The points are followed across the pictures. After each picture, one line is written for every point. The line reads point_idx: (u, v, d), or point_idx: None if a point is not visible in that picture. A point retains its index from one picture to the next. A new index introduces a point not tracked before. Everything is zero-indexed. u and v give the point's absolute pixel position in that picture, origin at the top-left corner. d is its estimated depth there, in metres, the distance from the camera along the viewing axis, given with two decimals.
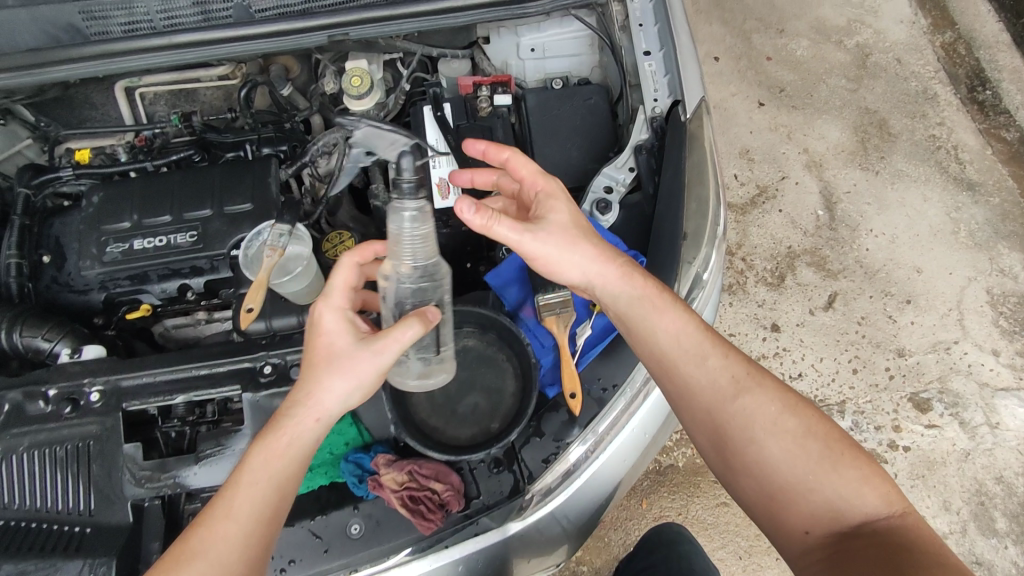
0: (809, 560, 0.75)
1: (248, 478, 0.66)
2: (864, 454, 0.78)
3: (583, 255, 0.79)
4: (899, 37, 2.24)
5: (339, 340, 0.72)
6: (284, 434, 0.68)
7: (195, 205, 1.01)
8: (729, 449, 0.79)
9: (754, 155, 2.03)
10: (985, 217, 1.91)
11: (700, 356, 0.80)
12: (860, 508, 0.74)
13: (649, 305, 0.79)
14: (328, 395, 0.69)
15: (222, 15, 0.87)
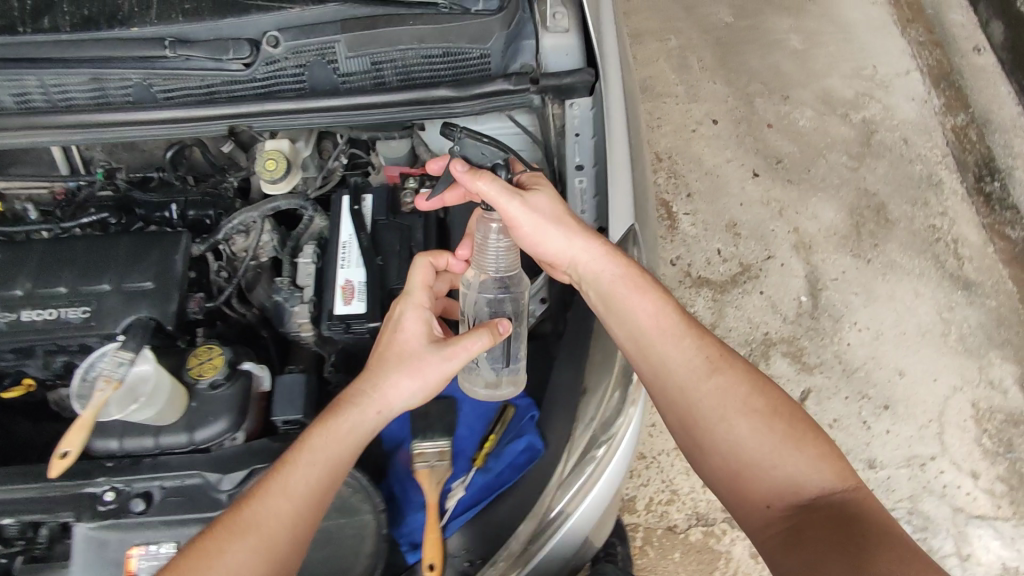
0: (768, 536, 0.71)
1: (309, 458, 0.67)
2: (823, 434, 0.75)
3: (569, 224, 0.80)
4: (908, 115, 2.13)
5: (411, 336, 0.75)
6: (348, 423, 0.69)
7: (93, 279, 0.95)
8: (698, 428, 0.76)
9: (740, 230, 1.93)
10: (979, 321, 1.79)
11: (676, 336, 0.77)
12: (818, 483, 0.71)
13: (636, 285, 0.79)
14: (395, 390, 0.71)
15: (121, 97, 0.82)
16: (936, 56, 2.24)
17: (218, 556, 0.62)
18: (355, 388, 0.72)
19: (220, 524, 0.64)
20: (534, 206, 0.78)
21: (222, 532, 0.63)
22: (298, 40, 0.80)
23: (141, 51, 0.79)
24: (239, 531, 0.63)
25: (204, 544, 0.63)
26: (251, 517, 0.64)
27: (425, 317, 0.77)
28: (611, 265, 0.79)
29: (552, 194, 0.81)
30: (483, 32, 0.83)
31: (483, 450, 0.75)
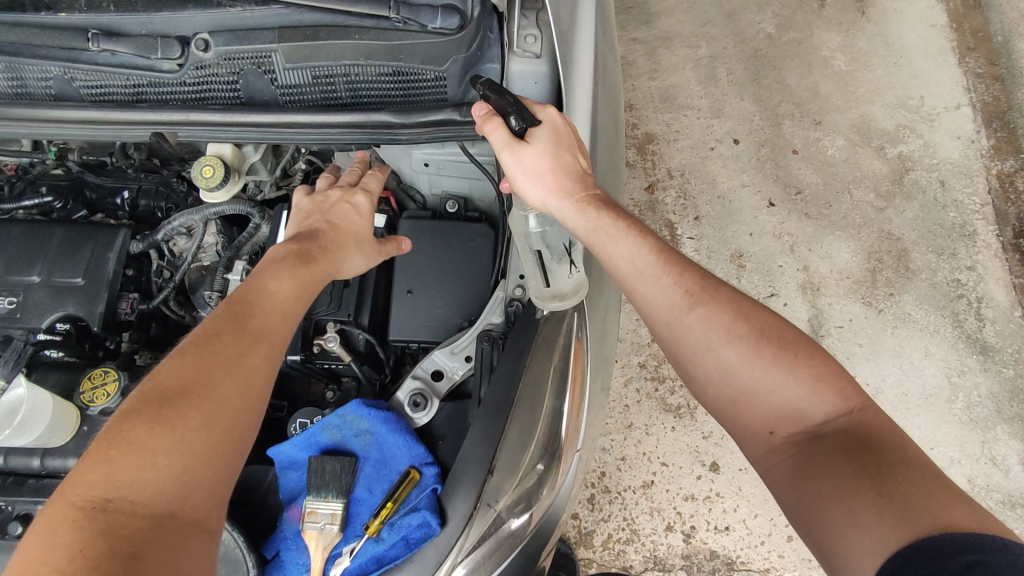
0: (773, 464, 0.66)
1: (293, 282, 0.71)
2: (825, 353, 0.69)
3: (554, 184, 0.71)
4: (950, 156, 1.96)
5: (361, 225, 0.83)
6: (319, 272, 0.75)
7: (22, 269, 0.91)
8: (688, 360, 0.72)
9: (746, 261, 1.82)
10: (990, 391, 1.67)
11: (654, 275, 0.71)
12: (822, 405, 0.66)
13: (603, 235, 0.71)
14: (353, 265, 0.79)
15: (41, 88, 0.80)
16: (994, 91, 2.04)
17: (232, 350, 0.62)
18: (318, 247, 0.76)
19: (217, 329, 0.63)
20: (517, 160, 0.71)
21: (224, 334, 0.63)
22: (229, 46, 0.75)
23: (62, 40, 0.75)
24: (246, 334, 0.64)
25: (211, 344, 0.61)
26: (254, 323, 0.66)
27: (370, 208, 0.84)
28: (580, 223, 0.72)
29: (552, 140, 0.72)
30: (435, 55, 0.77)
31: (377, 519, 0.66)
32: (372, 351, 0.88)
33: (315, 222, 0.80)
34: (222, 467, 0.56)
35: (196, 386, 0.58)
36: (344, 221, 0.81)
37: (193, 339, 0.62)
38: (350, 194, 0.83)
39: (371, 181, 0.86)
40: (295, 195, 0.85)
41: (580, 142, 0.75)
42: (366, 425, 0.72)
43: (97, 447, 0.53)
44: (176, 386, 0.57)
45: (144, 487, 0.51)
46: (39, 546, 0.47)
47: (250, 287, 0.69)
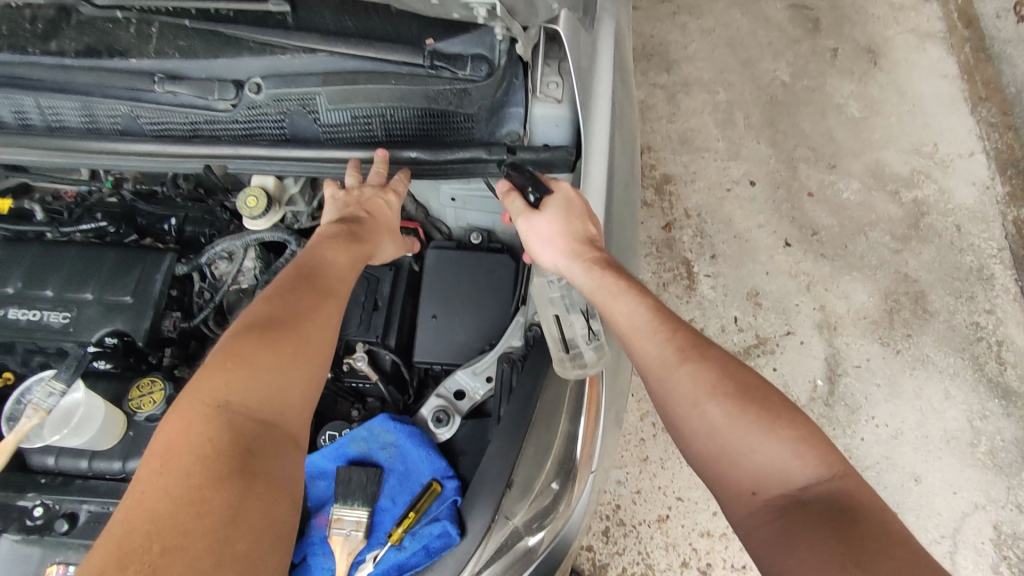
0: (754, 525, 0.68)
1: (349, 254, 0.85)
2: (805, 417, 0.72)
3: (565, 246, 0.81)
4: (965, 202, 1.98)
5: (394, 219, 0.90)
6: (365, 250, 0.86)
7: (77, 287, 0.98)
8: (675, 415, 0.75)
9: (762, 299, 1.84)
10: (1013, 436, 1.65)
11: (650, 332, 0.77)
12: (802, 469, 0.68)
13: (605, 292, 0.78)
14: (384, 251, 0.91)
15: (109, 123, 0.88)
16: (1007, 140, 2.09)
17: (310, 303, 0.77)
18: (371, 225, 0.88)
19: (295, 283, 0.78)
20: (530, 224, 0.84)
21: (302, 288, 0.78)
22: (279, 88, 0.84)
23: (132, 82, 0.84)
24: (319, 290, 0.79)
25: (294, 295, 0.77)
26: (323, 280, 0.80)
27: (400, 204, 0.90)
28: (585, 280, 0.79)
29: (564, 209, 0.82)
30: (466, 99, 0.85)
31: (400, 527, 0.70)
32: (397, 370, 0.91)
33: (354, 211, 0.87)
34: (305, 391, 0.72)
35: (286, 327, 0.74)
36: (382, 213, 0.88)
37: (278, 290, 0.78)
38: (382, 190, 0.88)
39: (381, 166, 0.88)
40: (327, 188, 0.92)
41: (593, 212, 0.84)
42: (392, 438, 0.75)
43: (211, 362, 0.69)
44: (268, 327, 0.73)
45: (249, 396, 0.67)
46: (177, 432, 0.63)
47: (314, 253, 0.83)
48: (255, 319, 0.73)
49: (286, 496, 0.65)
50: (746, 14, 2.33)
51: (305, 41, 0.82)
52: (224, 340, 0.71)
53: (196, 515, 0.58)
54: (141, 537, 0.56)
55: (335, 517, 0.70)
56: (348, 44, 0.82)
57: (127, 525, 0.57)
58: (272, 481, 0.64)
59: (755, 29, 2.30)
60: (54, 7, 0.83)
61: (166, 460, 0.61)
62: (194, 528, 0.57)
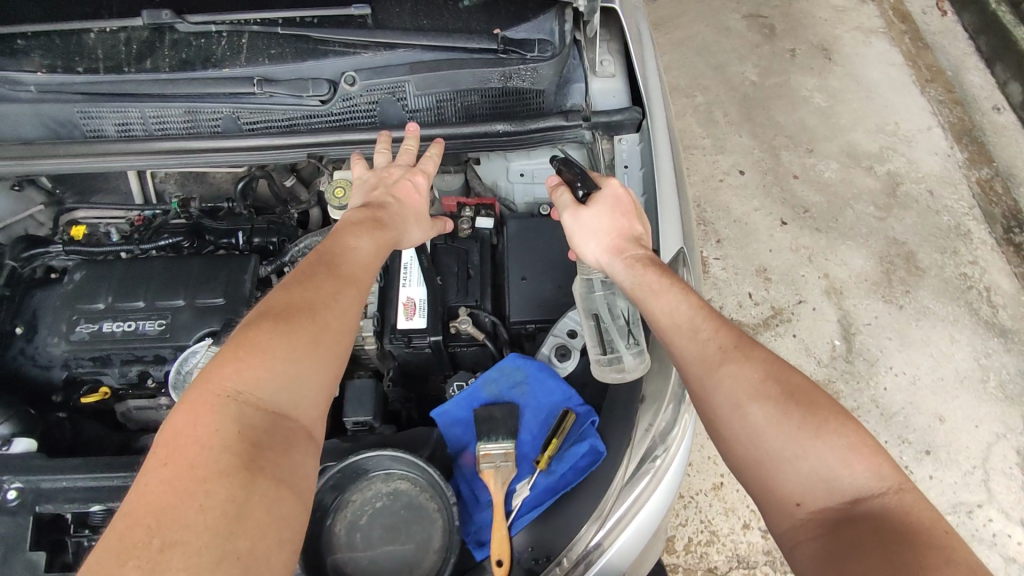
0: (800, 538, 0.65)
1: (373, 239, 0.81)
2: (858, 425, 0.68)
3: (610, 244, 0.85)
4: (932, 169, 2.18)
5: (421, 203, 0.90)
6: (391, 236, 0.83)
7: (168, 294, 1.02)
8: (717, 419, 0.73)
9: (770, 275, 1.96)
10: (1017, 368, 1.79)
11: (691, 332, 0.77)
12: (852, 480, 0.64)
13: (646, 290, 0.81)
14: (409, 237, 0.88)
15: (209, 126, 0.95)
16: (956, 114, 2.33)
17: (329, 291, 0.74)
18: (397, 212, 0.85)
19: (315, 270, 0.75)
20: (576, 219, 0.87)
21: (320, 275, 0.75)
22: (371, 79, 0.92)
23: (233, 87, 0.91)
24: (338, 278, 0.76)
25: (310, 282, 0.74)
26: (343, 268, 0.77)
27: (426, 186, 0.92)
28: (626, 275, 0.82)
29: (611, 204, 0.87)
30: (538, 76, 0.93)
31: (546, 453, 0.74)
32: (496, 331, 0.96)
33: (380, 197, 0.86)
34: (322, 384, 0.69)
35: (303, 315, 0.70)
36: (409, 200, 0.88)
37: (297, 275, 0.75)
38: (410, 171, 0.91)
39: (411, 141, 0.93)
40: (354, 167, 0.91)
41: (637, 211, 0.89)
42: (521, 376, 0.81)
43: (226, 350, 0.66)
44: (284, 314, 0.69)
45: (261, 388, 0.65)
46: (185, 424, 0.61)
47: (336, 240, 0.80)
48: (272, 306, 0.70)
49: (296, 495, 0.62)
50: (709, 26, 2.55)
51: (388, 36, 0.90)
52: (241, 328, 0.69)
53: (199, 512, 0.56)
54: (140, 535, 0.54)
55: (482, 454, 0.75)
56: (428, 36, 0.90)
57: (126, 518, 0.55)
58: (282, 478, 0.61)
59: (718, 39, 2.51)
60: (148, 30, 0.90)
61: (170, 453, 0.59)
62: (193, 525, 0.55)
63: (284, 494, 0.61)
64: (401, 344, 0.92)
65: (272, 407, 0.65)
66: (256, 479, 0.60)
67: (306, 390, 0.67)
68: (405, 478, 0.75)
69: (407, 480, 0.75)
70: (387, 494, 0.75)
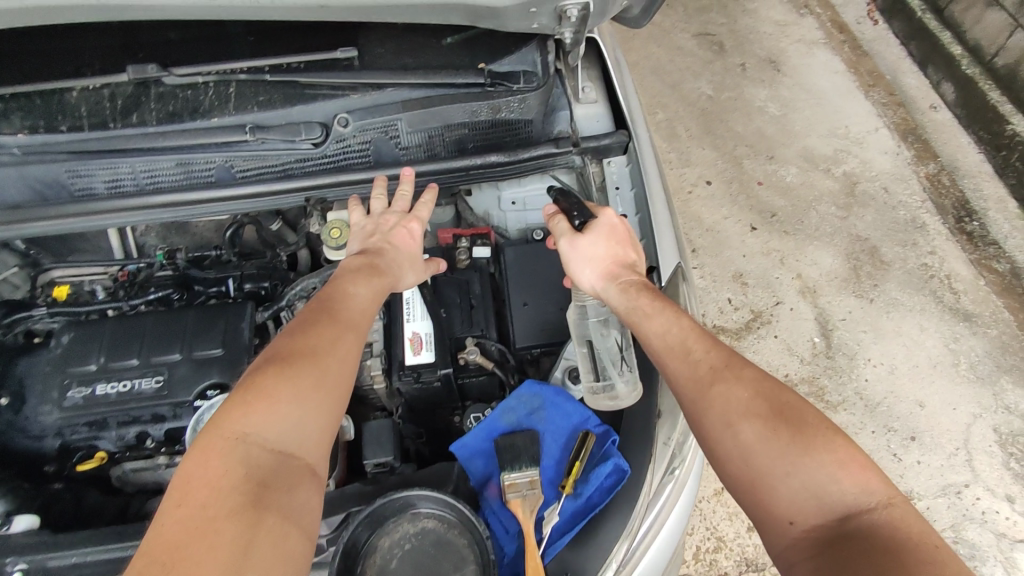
0: (794, 558, 0.64)
1: (370, 286, 0.84)
2: (850, 442, 0.67)
3: (605, 270, 0.88)
4: (884, 167, 2.30)
5: (415, 247, 0.93)
6: (387, 283, 0.86)
7: (164, 349, 0.99)
8: (709, 439, 0.73)
9: (747, 279, 2.02)
10: (985, 350, 1.89)
11: (683, 353, 0.78)
12: (842, 496, 0.64)
13: (640, 313, 0.83)
14: (406, 279, 0.90)
15: (203, 176, 0.95)
16: (900, 114, 2.46)
17: (331, 334, 0.76)
18: (392, 257, 0.89)
19: (317, 315, 0.77)
20: (572, 246, 0.89)
21: (322, 320, 0.77)
22: (365, 119, 0.93)
23: (224, 136, 0.91)
24: (338, 322, 0.78)
25: (314, 326, 0.76)
26: (344, 313, 0.79)
27: (421, 231, 0.94)
28: (620, 301, 0.85)
29: (607, 234, 0.89)
30: (526, 106, 0.96)
31: (571, 478, 0.76)
32: (504, 359, 0.96)
33: (376, 244, 0.90)
34: (328, 424, 0.70)
35: (308, 358, 0.72)
36: (403, 243, 0.91)
37: (301, 321, 0.77)
38: (404, 219, 0.93)
39: (407, 186, 0.95)
40: (353, 211, 0.94)
41: (631, 241, 0.92)
42: (538, 402, 0.82)
43: (235, 394, 0.68)
44: (289, 358, 0.71)
45: (269, 429, 0.66)
46: (196, 466, 0.62)
47: (336, 287, 0.82)
48: (278, 351, 0.72)
49: (302, 534, 0.63)
50: (662, 46, 2.65)
51: (375, 77, 0.91)
52: (250, 372, 0.70)
53: (207, 552, 0.57)
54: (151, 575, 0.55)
55: (508, 483, 0.75)
56: (417, 75, 0.91)
57: (138, 558, 0.56)
58: (288, 516, 0.62)
59: (672, 58, 2.61)
60: (134, 84, 0.90)
61: (182, 495, 0.60)
62: (202, 564, 0.56)
63: (291, 532, 0.62)
64: (410, 380, 0.91)
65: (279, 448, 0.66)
66: (262, 517, 0.60)
67: (312, 431, 0.68)
68: (432, 516, 0.73)
69: (434, 518, 0.73)
70: (415, 534, 0.73)
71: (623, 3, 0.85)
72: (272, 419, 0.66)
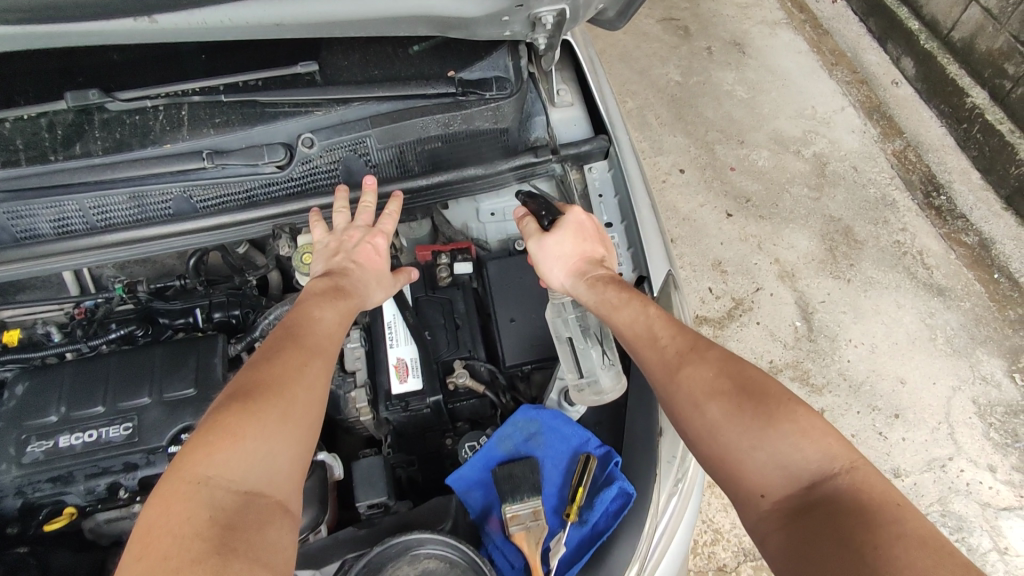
0: (767, 532, 0.61)
1: (336, 310, 0.78)
2: (813, 410, 0.64)
3: (573, 267, 0.84)
4: (852, 146, 2.32)
5: (381, 264, 0.87)
6: (354, 304, 0.81)
7: (131, 393, 0.93)
8: (678, 420, 0.70)
9: (726, 267, 2.02)
10: (960, 323, 1.92)
11: (650, 338, 0.75)
12: (807, 464, 0.61)
13: (608, 307, 0.79)
14: (373, 298, 0.85)
15: (160, 209, 0.89)
16: (864, 92, 2.48)
17: (295, 362, 0.70)
18: (359, 277, 0.83)
19: (280, 343, 0.72)
20: (540, 245, 0.86)
21: (287, 348, 0.71)
22: (331, 138, 0.88)
23: (179, 164, 0.85)
24: (303, 349, 0.72)
25: (276, 355, 0.70)
26: (309, 339, 0.73)
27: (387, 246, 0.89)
28: (587, 296, 0.81)
29: (575, 230, 0.85)
30: (500, 115, 0.92)
31: (575, 505, 0.72)
32: (493, 378, 0.92)
33: (341, 262, 0.84)
34: (298, 458, 0.65)
35: (271, 388, 0.66)
36: (370, 261, 0.86)
37: (263, 351, 0.71)
38: (370, 233, 0.88)
39: (370, 196, 0.91)
40: (314, 227, 0.88)
41: (600, 237, 0.88)
42: (535, 427, 0.78)
43: (197, 434, 0.62)
44: (252, 390, 0.66)
45: (234, 469, 0.60)
46: (156, 514, 0.57)
47: (300, 311, 0.76)
48: (240, 385, 0.67)
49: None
50: (626, 34, 2.62)
51: (343, 92, 0.86)
52: (208, 411, 0.64)
53: None
54: None
55: (509, 515, 0.71)
56: (385, 88, 0.87)
57: None
58: (259, 559, 0.56)
59: (638, 45, 2.59)
60: (75, 112, 0.84)
61: (144, 547, 0.54)
62: None
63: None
64: (398, 409, 0.87)
65: (245, 488, 0.60)
66: (232, 561, 0.54)
67: (280, 466, 0.62)
68: (433, 557, 0.69)
69: (436, 559, 0.69)
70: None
71: (598, 5, 0.82)
72: (236, 457, 0.60)
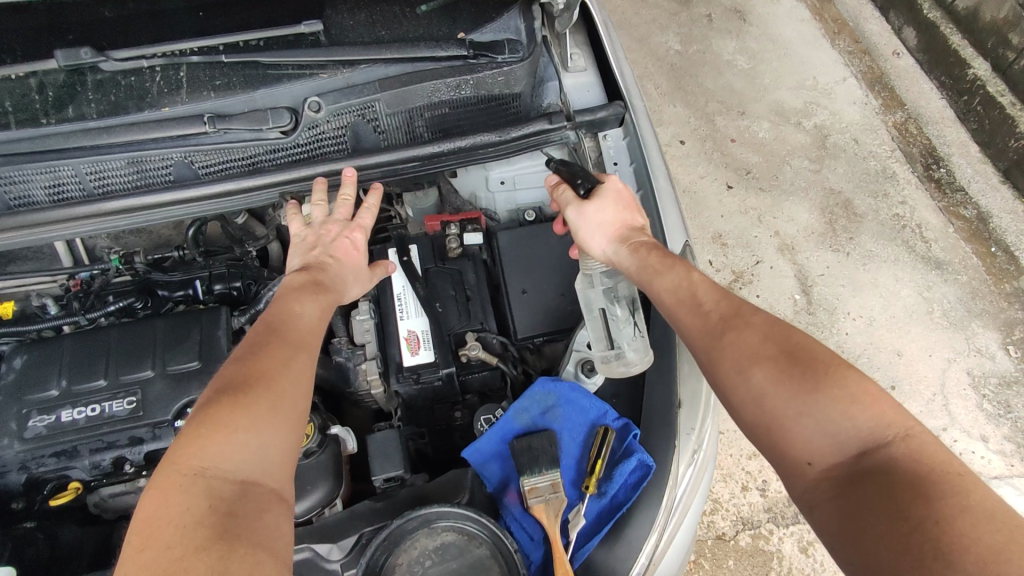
0: (814, 500, 0.61)
1: (318, 304, 0.75)
2: (864, 376, 0.63)
3: (614, 233, 0.82)
4: (853, 118, 2.30)
5: (358, 258, 0.84)
6: (333, 299, 0.78)
7: (133, 366, 0.90)
8: (722, 387, 0.69)
9: (726, 239, 2.02)
10: (957, 296, 1.94)
11: (693, 304, 0.74)
12: (856, 432, 0.61)
13: (651, 270, 0.78)
14: (352, 290, 0.82)
15: (162, 174, 0.85)
16: (866, 63, 2.45)
17: (283, 352, 0.68)
18: (337, 271, 0.80)
19: (265, 335, 0.69)
20: (580, 213, 0.84)
21: (273, 338, 0.69)
22: (339, 102, 0.84)
23: (181, 128, 0.81)
24: (290, 339, 0.69)
25: (264, 345, 0.68)
26: (293, 332, 0.70)
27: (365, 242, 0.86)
28: (630, 262, 0.79)
29: (613, 198, 0.84)
30: (512, 80, 0.89)
31: (594, 477, 0.72)
32: (506, 351, 0.91)
33: (318, 258, 0.81)
34: (293, 447, 0.63)
35: (262, 378, 0.64)
36: (346, 256, 0.82)
37: (249, 342, 0.68)
38: (348, 226, 0.85)
39: (349, 188, 0.87)
40: (291, 221, 0.85)
41: (636, 205, 0.87)
42: (552, 400, 0.77)
43: (187, 426, 0.60)
44: (243, 381, 0.63)
45: (228, 458, 0.58)
46: (152, 508, 0.54)
47: (283, 302, 0.73)
48: (229, 376, 0.64)
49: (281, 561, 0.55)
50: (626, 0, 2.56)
51: (350, 53, 0.82)
52: (197, 404, 0.62)
53: None
54: None
55: (528, 487, 0.71)
56: (394, 49, 0.84)
57: None
58: (263, 546, 0.54)
59: (637, 11, 2.53)
60: (66, 72, 0.80)
61: (144, 539, 0.53)
62: None
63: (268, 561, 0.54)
64: (410, 382, 0.85)
65: (242, 478, 0.58)
66: (235, 548, 0.53)
67: (275, 454, 0.60)
68: (451, 529, 0.68)
69: (454, 531, 0.68)
70: (434, 549, 0.67)
71: None
72: (231, 446, 0.58)
